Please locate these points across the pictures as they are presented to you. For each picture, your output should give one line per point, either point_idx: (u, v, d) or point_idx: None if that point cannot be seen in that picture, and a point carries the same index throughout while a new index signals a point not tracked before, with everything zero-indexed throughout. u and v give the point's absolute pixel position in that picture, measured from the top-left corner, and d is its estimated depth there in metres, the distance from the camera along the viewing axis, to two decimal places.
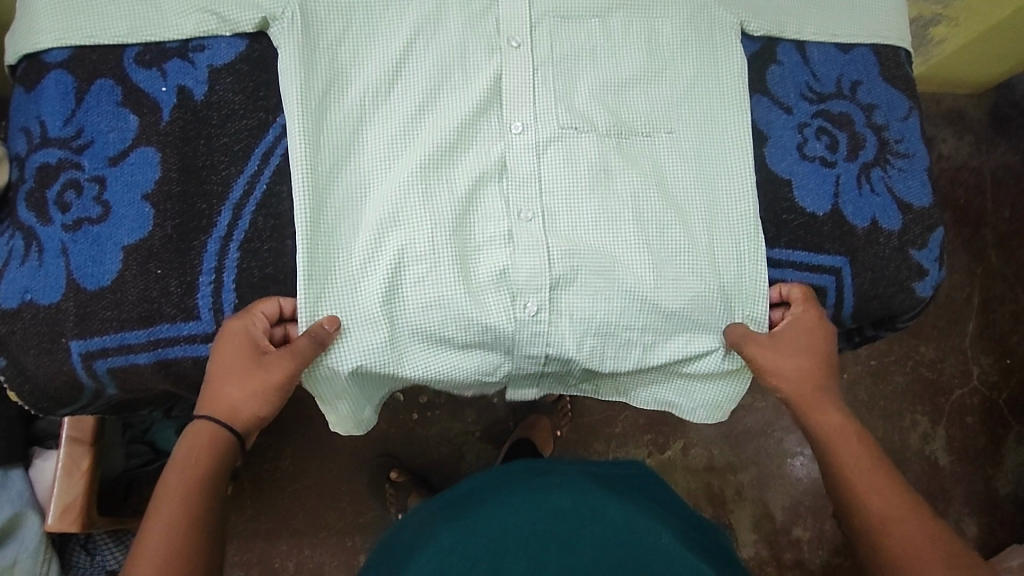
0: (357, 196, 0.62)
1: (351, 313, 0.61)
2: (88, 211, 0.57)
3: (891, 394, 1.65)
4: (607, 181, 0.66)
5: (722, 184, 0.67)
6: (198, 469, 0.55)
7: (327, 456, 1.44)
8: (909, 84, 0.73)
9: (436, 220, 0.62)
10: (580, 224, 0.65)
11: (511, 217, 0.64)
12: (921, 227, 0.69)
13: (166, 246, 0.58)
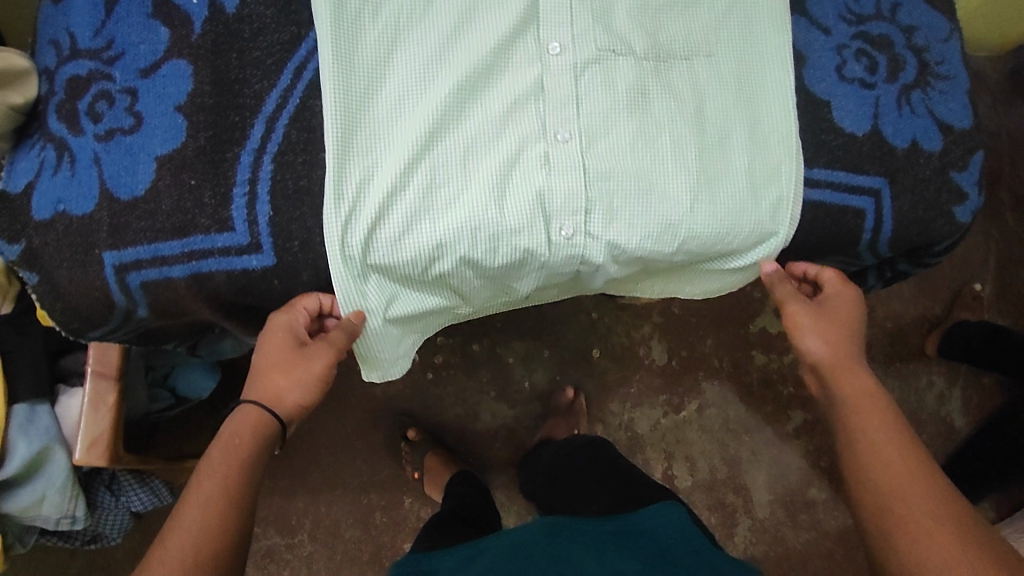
0: (388, 117, 0.60)
1: (382, 236, 0.59)
2: (120, 122, 0.56)
3: (908, 355, 1.66)
4: (645, 105, 0.64)
5: (763, 106, 0.66)
6: (232, 459, 0.58)
7: (343, 414, 1.44)
8: (949, 7, 0.72)
9: (469, 143, 0.61)
10: (618, 147, 0.63)
11: (547, 139, 0.62)
12: (962, 149, 0.68)
13: (200, 157, 0.56)
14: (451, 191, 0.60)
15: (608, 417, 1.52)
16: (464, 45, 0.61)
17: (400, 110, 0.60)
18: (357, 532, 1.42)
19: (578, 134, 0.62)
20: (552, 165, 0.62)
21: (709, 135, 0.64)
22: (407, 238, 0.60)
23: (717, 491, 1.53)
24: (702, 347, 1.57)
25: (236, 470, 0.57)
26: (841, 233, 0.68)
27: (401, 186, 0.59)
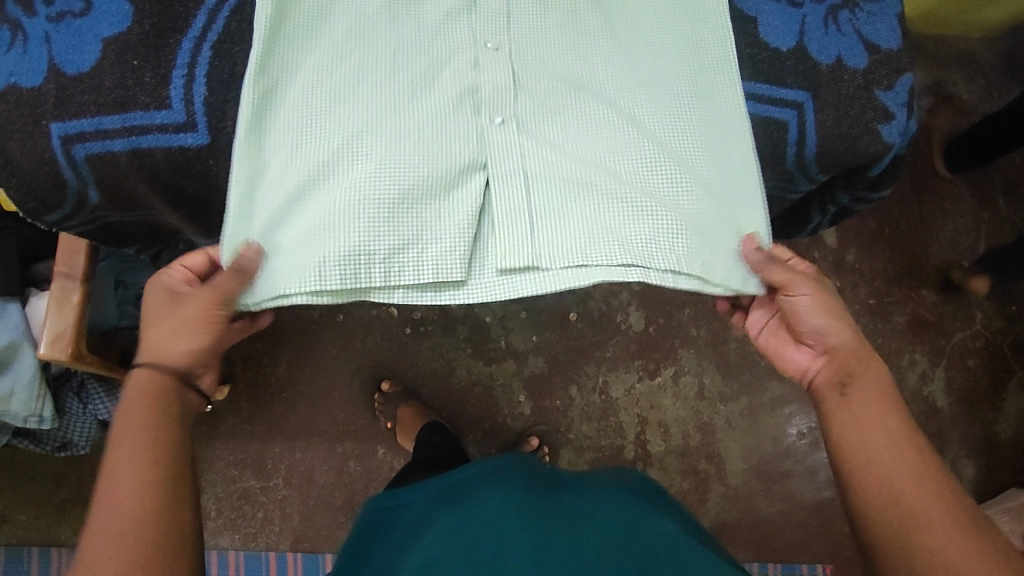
0: (323, 20, 0.64)
1: (299, 118, 0.62)
2: (71, 6, 0.61)
3: (889, 332, 1.61)
4: (574, 21, 0.68)
5: (691, 22, 0.68)
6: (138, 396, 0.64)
7: (321, 363, 1.48)
8: None
9: (398, 44, 0.64)
10: (543, 58, 0.67)
11: (476, 47, 0.66)
12: (888, 69, 0.70)
13: (143, 41, 0.61)
14: (374, 87, 0.63)
15: (582, 379, 1.53)
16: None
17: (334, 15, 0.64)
18: (330, 479, 1.45)
19: (506, 43, 0.66)
20: (478, 68, 0.65)
21: (631, 50, 0.68)
22: (326, 127, 0.62)
23: (689, 457, 1.53)
24: (680, 315, 1.57)
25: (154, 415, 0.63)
26: (766, 146, 0.70)
27: (324, 80, 0.63)
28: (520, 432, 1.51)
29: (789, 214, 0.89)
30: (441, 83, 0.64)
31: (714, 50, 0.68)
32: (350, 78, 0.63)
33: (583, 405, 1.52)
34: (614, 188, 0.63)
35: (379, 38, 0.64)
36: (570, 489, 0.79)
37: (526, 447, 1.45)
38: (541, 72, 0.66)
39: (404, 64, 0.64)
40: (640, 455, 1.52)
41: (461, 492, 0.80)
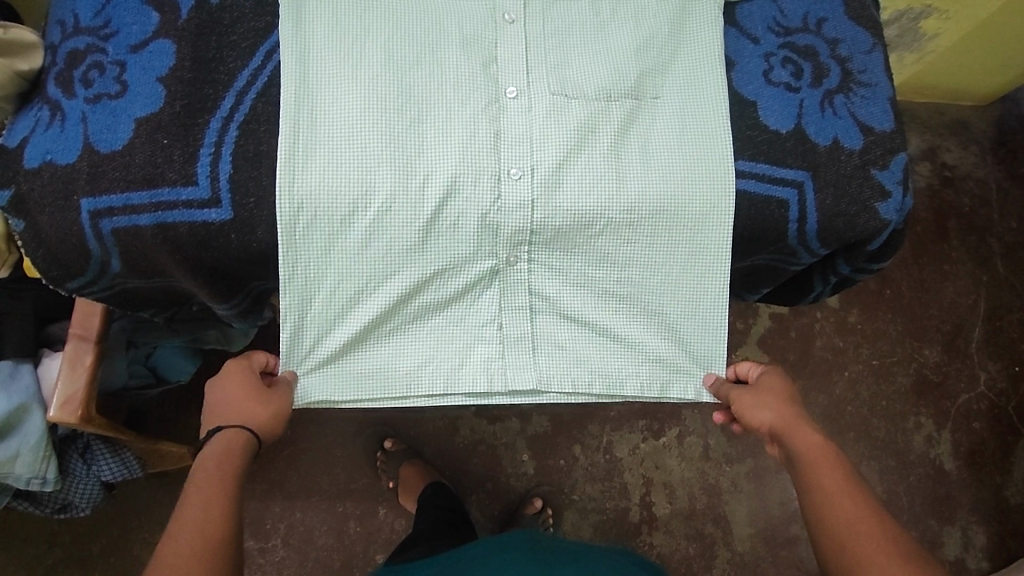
0: (355, 138, 0.66)
1: (336, 250, 0.67)
2: (108, 88, 0.64)
3: (893, 394, 1.60)
4: (593, 142, 0.69)
5: (698, 125, 0.71)
6: (217, 467, 0.65)
7: (325, 420, 1.47)
8: (873, 24, 0.78)
9: (426, 174, 0.66)
10: (569, 180, 0.68)
11: (499, 177, 0.68)
12: (883, 150, 0.73)
13: (173, 121, 0.64)
14: (416, 213, 0.66)
15: (586, 439, 1.52)
16: (429, 90, 0.68)
17: (371, 136, 0.66)
18: (330, 540, 1.42)
19: (534, 168, 0.68)
20: (504, 199, 0.67)
21: (657, 166, 0.70)
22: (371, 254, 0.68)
23: (695, 521, 1.51)
24: None
25: (224, 485, 0.64)
26: (767, 224, 0.72)
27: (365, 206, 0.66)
28: (523, 493, 1.48)
29: (792, 286, 0.91)
30: (472, 210, 0.68)
31: (719, 152, 0.71)
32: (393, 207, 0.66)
33: (587, 465, 1.51)
34: (623, 306, 0.75)
35: (418, 167, 0.67)
36: (571, 552, 0.85)
37: (529, 509, 1.43)
38: (567, 193, 0.68)
39: (432, 197, 0.66)
40: (645, 518, 1.50)
41: (457, 562, 0.85)
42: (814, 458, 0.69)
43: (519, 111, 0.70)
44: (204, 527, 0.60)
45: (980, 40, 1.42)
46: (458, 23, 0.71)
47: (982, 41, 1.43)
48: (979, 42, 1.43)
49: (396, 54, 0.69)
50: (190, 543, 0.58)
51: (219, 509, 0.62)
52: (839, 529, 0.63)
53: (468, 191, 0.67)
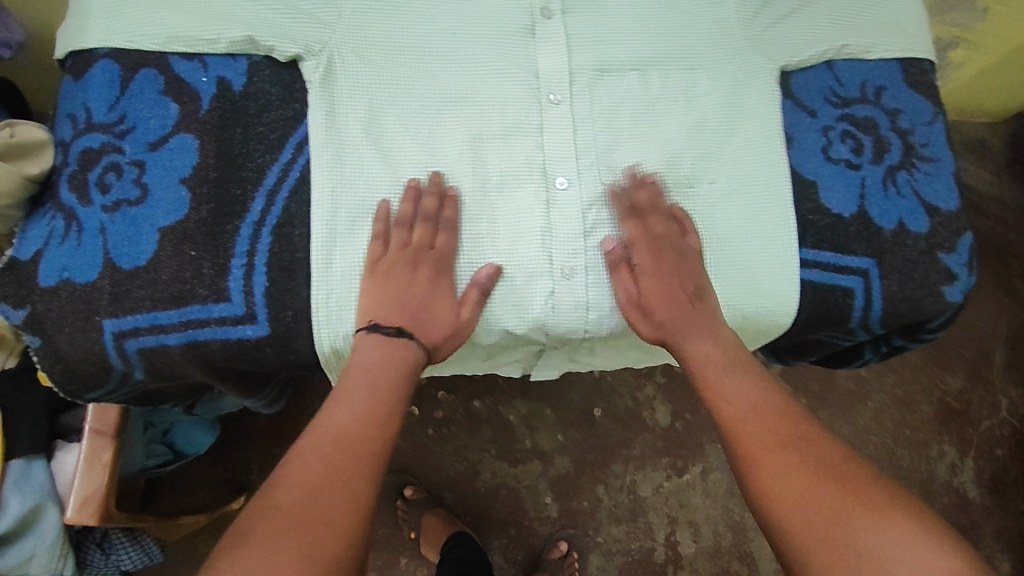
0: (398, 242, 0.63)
1: None
2: (126, 193, 0.59)
3: (916, 423, 1.58)
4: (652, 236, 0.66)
5: (756, 213, 0.68)
6: (348, 427, 0.57)
7: None
8: (933, 91, 0.74)
9: (475, 276, 0.64)
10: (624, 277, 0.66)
11: (553, 276, 0.65)
12: (950, 231, 0.69)
13: (201, 230, 0.59)
14: (466, 316, 0.64)
15: (609, 479, 1.48)
16: (473, 184, 0.66)
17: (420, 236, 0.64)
18: None
19: (586, 266, 0.65)
20: (557, 299, 0.65)
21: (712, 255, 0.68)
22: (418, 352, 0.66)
23: (720, 559, 1.48)
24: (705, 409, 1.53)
25: (357, 429, 0.57)
26: (831, 314, 0.69)
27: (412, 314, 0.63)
28: (547, 536, 1.45)
29: (839, 357, 0.87)
30: (524, 311, 0.65)
31: (779, 245, 0.67)
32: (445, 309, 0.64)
33: (611, 506, 1.48)
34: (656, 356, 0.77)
35: (468, 265, 0.64)
36: None
37: (554, 553, 1.40)
38: (621, 293, 0.66)
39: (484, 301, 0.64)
40: (671, 558, 1.47)
41: None
42: (753, 413, 0.62)
43: (572, 203, 0.67)
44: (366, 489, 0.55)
45: (996, 76, 1.40)
46: (502, 109, 0.68)
47: (998, 75, 1.40)
48: (996, 76, 1.40)
49: (441, 144, 0.66)
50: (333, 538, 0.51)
51: (352, 433, 0.57)
52: (772, 472, 0.58)
53: (520, 292, 0.64)
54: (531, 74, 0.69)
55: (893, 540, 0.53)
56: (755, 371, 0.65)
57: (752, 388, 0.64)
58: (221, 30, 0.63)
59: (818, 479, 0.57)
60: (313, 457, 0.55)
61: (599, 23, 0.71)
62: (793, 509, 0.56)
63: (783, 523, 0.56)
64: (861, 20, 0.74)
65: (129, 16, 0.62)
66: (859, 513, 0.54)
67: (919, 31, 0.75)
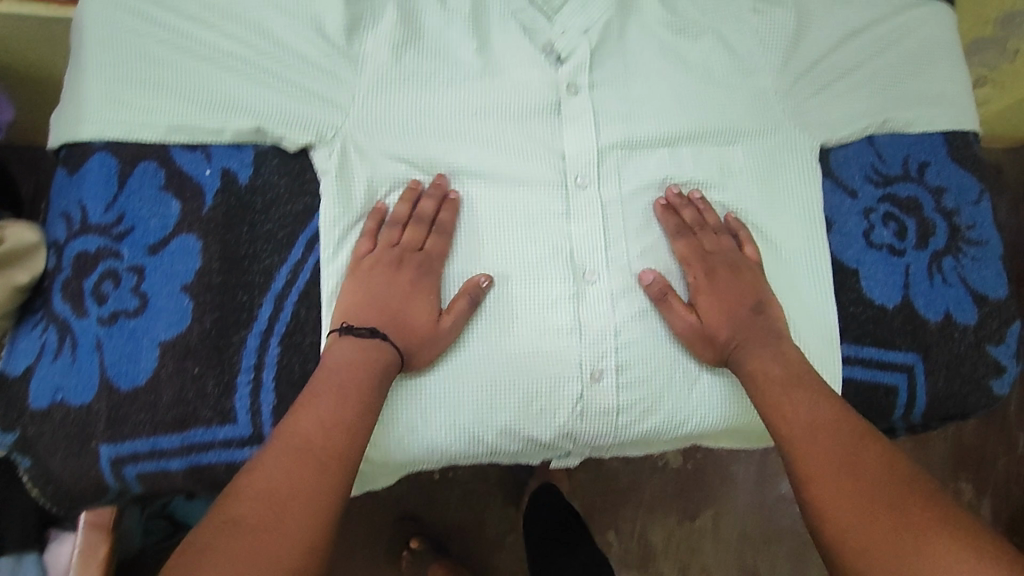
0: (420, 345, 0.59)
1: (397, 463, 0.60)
2: (124, 304, 0.54)
3: None
4: None
5: (793, 306, 0.64)
6: (317, 455, 0.49)
7: None
8: (978, 166, 0.70)
9: (500, 379, 0.60)
10: (657, 379, 0.62)
11: (582, 378, 0.61)
12: (999, 321, 0.65)
13: (204, 343, 0.54)
14: (487, 424, 0.60)
15: None
16: (498, 277, 0.62)
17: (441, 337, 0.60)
18: None
19: (617, 368, 0.61)
20: (586, 403, 0.61)
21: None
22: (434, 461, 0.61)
23: None
24: None
25: (335, 454, 0.50)
26: (875, 413, 0.64)
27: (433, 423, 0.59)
28: None
29: None
30: (551, 417, 0.60)
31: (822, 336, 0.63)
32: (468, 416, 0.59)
33: None
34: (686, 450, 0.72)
35: (492, 367, 0.60)
36: None
37: None
38: (653, 395, 0.62)
39: (509, 406, 0.60)
40: None
41: None
42: (805, 427, 0.55)
43: (602, 299, 0.63)
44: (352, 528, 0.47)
45: None
46: (527, 194, 0.64)
47: None
48: None
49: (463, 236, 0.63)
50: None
51: (323, 442, 0.50)
52: (821, 497, 0.51)
53: (547, 395, 0.60)
54: (557, 156, 0.66)
55: (953, 558, 0.45)
56: (813, 386, 0.58)
57: (803, 402, 0.56)
58: (228, 122, 0.59)
59: (872, 503, 0.49)
60: (276, 494, 0.47)
61: (626, 100, 0.67)
62: (846, 528, 0.49)
63: (832, 547, 0.49)
64: (901, 94, 0.70)
65: (128, 105, 0.58)
66: (911, 534, 0.47)
67: (962, 102, 0.71)
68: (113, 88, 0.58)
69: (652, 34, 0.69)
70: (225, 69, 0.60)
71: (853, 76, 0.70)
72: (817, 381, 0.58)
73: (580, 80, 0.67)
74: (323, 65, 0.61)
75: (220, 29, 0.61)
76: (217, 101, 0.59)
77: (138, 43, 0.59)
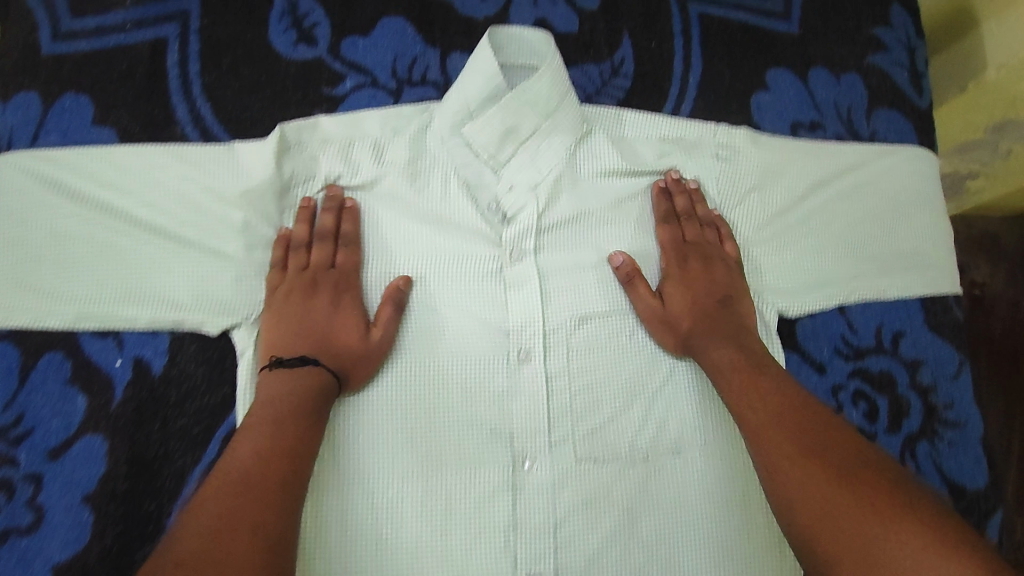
0: (343, 549, 0.56)
1: None
2: (17, 519, 0.50)
3: None
4: (632, 528, 0.58)
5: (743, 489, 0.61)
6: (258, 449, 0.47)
7: None
8: (958, 332, 0.66)
9: None
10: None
11: None
12: (977, 514, 0.61)
13: (103, 563, 0.50)
14: None
15: None
16: (428, 467, 0.58)
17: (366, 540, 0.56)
18: None
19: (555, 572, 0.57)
20: None
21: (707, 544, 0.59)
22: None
23: None
24: None
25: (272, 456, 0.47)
26: None
27: None
28: None
29: None
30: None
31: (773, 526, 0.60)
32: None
33: None
34: None
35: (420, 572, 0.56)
36: None
37: None
38: None
39: None
40: None
41: None
42: (772, 411, 0.51)
43: (540, 491, 0.58)
44: (274, 532, 0.43)
45: None
46: (463, 371, 0.60)
47: None
48: None
49: (392, 424, 0.58)
50: (243, 566, 0.40)
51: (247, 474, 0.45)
52: (785, 490, 0.46)
53: None
54: (498, 328, 0.61)
55: (922, 565, 0.38)
56: (778, 376, 0.55)
57: (773, 395, 0.53)
58: (142, 307, 0.55)
59: (824, 481, 0.44)
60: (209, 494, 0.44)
61: (576, 263, 0.62)
62: (817, 541, 0.42)
63: (807, 554, 0.43)
64: (876, 256, 0.66)
65: (33, 288, 0.54)
66: (875, 521, 0.41)
67: (944, 263, 0.67)
68: (20, 267, 0.54)
69: (609, 189, 0.64)
70: (145, 244, 0.56)
71: (825, 235, 0.65)
72: (781, 371, 0.56)
73: (527, 243, 0.61)
74: (255, 241, 0.58)
75: (139, 197, 0.56)
76: (133, 283, 0.55)
77: (51, 215, 0.55)
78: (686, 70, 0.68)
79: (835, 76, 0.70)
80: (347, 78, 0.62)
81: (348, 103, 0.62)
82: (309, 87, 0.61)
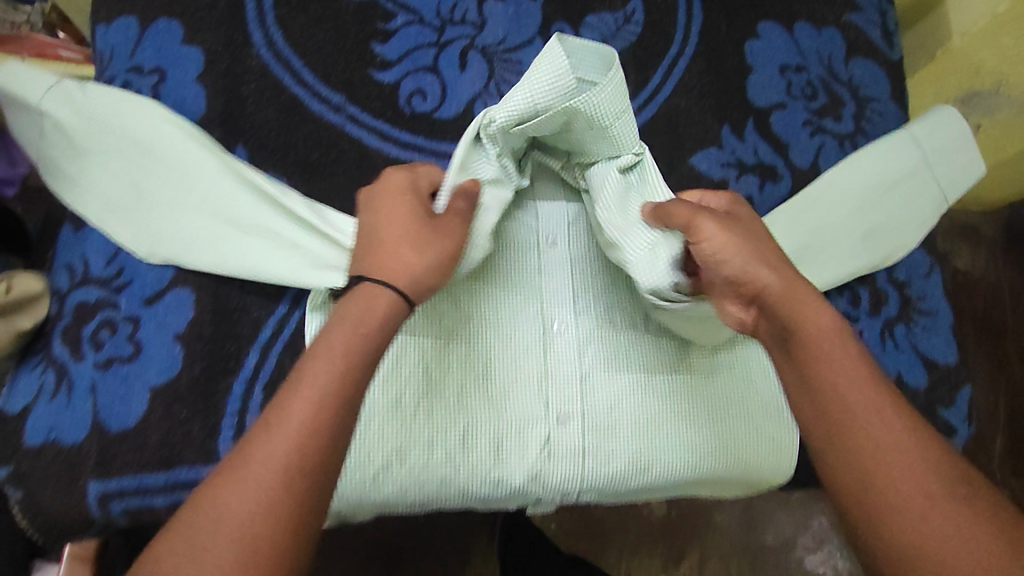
0: (396, 380, 0.63)
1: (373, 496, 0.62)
2: (120, 350, 0.59)
3: None
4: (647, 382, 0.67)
5: (739, 353, 0.70)
6: (308, 401, 0.43)
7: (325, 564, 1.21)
8: (931, 242, 0.76)
9: (472, 417, 0.64)
10: (623, 427, 0.66)
11: (549, 420, 0.65)
12: (947, 387, 0.72)
13: (192, 389, 0.59)
14: (462, 460, 0.63)
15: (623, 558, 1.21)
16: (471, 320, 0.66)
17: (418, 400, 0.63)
18: None
19: (584, 418, 0.65)
20: (552, 449, 0.65)
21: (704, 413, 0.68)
22: (409, 505, 0.64)
23: None
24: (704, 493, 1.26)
25: (331, 404, 0.43)
26: None
27: (409, 454, 0.62)
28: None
29: None
30: (521, 463, 0.64)
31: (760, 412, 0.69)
32: (444, 467, 0.63)
33: None
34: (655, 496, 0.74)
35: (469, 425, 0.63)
36: None
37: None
38: (619, 441, 0.66)
39: (482, 443, 0.64)
40: None
41: None
42: (818, 345, 0.48)
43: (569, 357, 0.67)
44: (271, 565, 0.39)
45: None
46: (500, 247, 0.69)
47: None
48: None
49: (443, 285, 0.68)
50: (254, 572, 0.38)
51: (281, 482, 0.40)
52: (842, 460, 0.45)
53: (518, 437, 0.64)
54: (529, 216, 0.71)
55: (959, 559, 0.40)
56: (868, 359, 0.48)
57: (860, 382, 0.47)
58: (195, 214, 0.60)
59: (918, 506, 0.42)
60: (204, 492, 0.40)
61: None
62: (886, 530, 0.42)
63: (858, 499, 0.44)
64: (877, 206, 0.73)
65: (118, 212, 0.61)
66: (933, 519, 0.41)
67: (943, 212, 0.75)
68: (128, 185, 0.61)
69: None
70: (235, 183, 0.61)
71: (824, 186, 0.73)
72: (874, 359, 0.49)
73: None
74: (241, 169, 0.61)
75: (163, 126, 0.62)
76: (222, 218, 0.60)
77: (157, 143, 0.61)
78: (689, 20, 0.79)
79: (817, 29, 0.81)
80: (399, 16, 0.73)
81: (399, 36, 0.72)
82: (366, 23, 0.72)
